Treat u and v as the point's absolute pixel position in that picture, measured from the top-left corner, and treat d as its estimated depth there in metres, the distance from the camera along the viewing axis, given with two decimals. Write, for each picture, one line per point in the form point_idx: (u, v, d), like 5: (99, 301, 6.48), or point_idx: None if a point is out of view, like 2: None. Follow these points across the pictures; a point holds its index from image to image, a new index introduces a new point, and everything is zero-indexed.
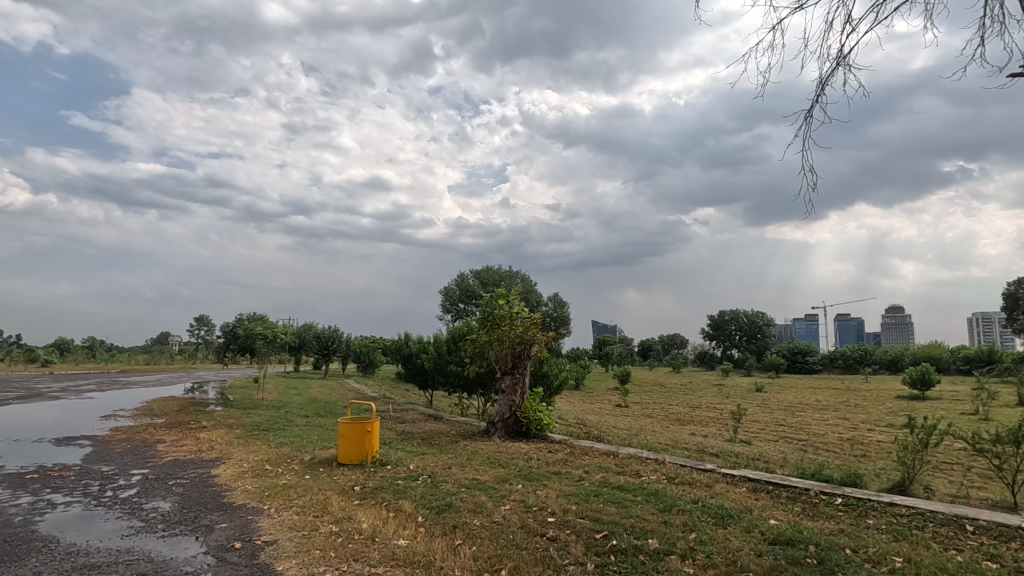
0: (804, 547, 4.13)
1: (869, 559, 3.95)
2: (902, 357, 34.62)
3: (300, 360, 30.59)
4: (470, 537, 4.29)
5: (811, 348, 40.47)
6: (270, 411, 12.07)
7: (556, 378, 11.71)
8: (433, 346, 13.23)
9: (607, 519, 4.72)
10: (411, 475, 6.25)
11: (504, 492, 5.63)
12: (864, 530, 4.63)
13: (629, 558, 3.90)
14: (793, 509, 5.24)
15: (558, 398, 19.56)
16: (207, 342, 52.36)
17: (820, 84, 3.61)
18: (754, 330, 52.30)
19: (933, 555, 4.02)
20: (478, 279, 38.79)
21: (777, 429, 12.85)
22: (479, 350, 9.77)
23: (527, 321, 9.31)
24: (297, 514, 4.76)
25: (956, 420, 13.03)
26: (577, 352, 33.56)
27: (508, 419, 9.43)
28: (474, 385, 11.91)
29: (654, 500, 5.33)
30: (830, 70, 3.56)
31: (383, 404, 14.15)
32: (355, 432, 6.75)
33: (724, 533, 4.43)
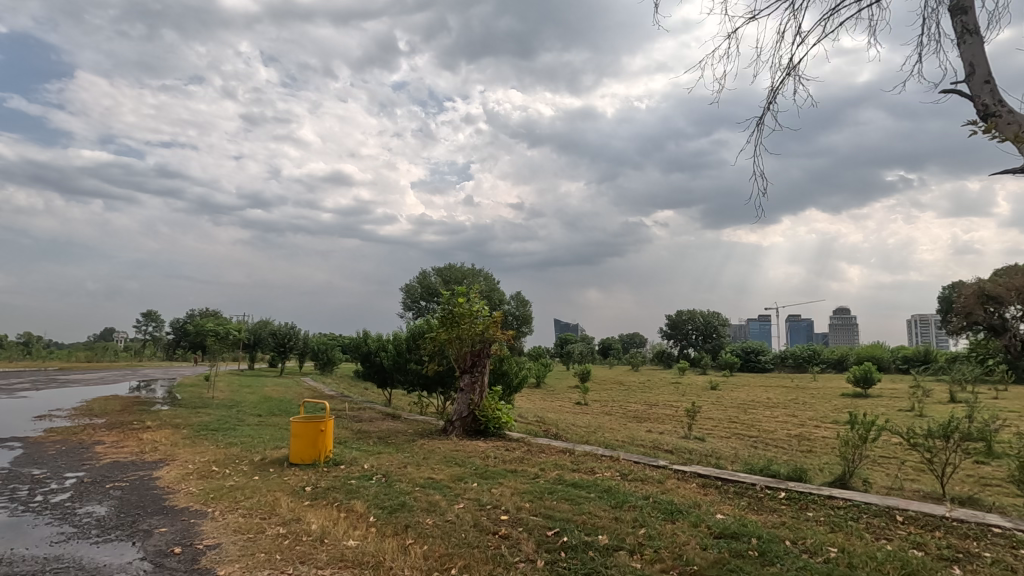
0: (746, 539, 4.27)
1: (806, 550, 4.13)
2: (848, 357, 36.24)
3: (256, 358, 29.64)
4: (422, 537, 4.26)
5: (763, 348, 41.94)
6: (220, 411, 11.67)
7: (515, 376, 11.73)
8: (391, 344, 13.08)
9: (559, 516, 4.78)
10: (364, 475, 6.15)
11: (458, 491, 5.60)
12: (804, 522, 4.84)
13: (578, 554, 3.96)
14: (739, 504, 5.42)
15: (518, 397, 19.55)
16: (155, 340, 50.36)
17: (772, 92, 3.79)
18: (709, 330, 53.90)
19: (865, 545, 4.23)
20: (441, 277, 38.56)
21: (729, 425, 13.29)
22: (438, 348, 9.72)
23: (487, 319, 9.29)
24: (243, 517, 4.62)
25: (894, 416, 13.76)
26: (539, 351, 33.58)
27: (467, 418, 9.40)
28: (434, 383, 11.83)
29: (606, 497, 5.43)
30: (781, 79, 3.76)
31: (339, 403, 13.89)
32: (308, 431, 6.61)
33: (672, 527, 4.55)
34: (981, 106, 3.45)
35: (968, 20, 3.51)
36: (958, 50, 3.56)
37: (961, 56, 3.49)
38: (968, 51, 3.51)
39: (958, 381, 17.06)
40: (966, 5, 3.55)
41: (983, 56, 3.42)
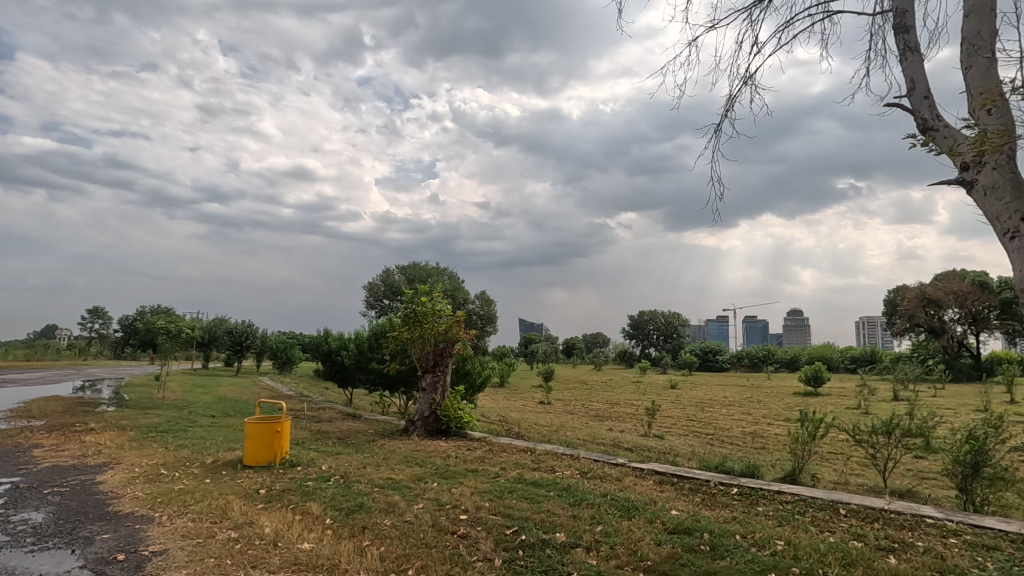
0: (699, 535, 4.40)
1: (755, 544, 4.27)
2: (800, 357, 37.70)
3: (210, 357, 28.62)
4: (379, 538, 4.22)
5: (721, 347, 43.19)
6: (171, 412, 11.25)
7: (478, 376, 11.70)
8: (353, 343, 12.87)
9: (518, 515, 4.81)
10: (322, 476, 6.04)
11: (418, 491, 5.56)
12: (754, 517, 5.02)
13: (536, 552, 4.00)
14: (693, 500, 5.57)
15: (481, 397, 19.53)
16: (101, 338, 48.09)
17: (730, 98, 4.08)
18: (670, 330, 55.10)
19: (809, 537, 4.42)
20: (404, 275, 38.25)
21: (688, 423, 13.63)
22: (400, 347, 9.63)
23: (450, 319, 9.25)
24: (192, 521, 4.48)
25: (841, 414, 14.40)
26: (504, 351, 33.57)
27: (428, 417, 9.34)
28: (396, 383, 11.71)
29: (566, 495, 5.50)
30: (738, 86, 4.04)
31: (299, 403, 13.59)
32: (264, 432, 6.44)
33: (628, 524, 4.64)
34: (920, 119, 3.75)
35: (909, 39, 3.85)
36: (900, 66, 3.87)
37: (902, 73, 3.81)
38: (908, 68, 3.81)
39: (900, 380, 17.91)
40: (906, 25, 3.86)
41: (921, 72, 3.74)
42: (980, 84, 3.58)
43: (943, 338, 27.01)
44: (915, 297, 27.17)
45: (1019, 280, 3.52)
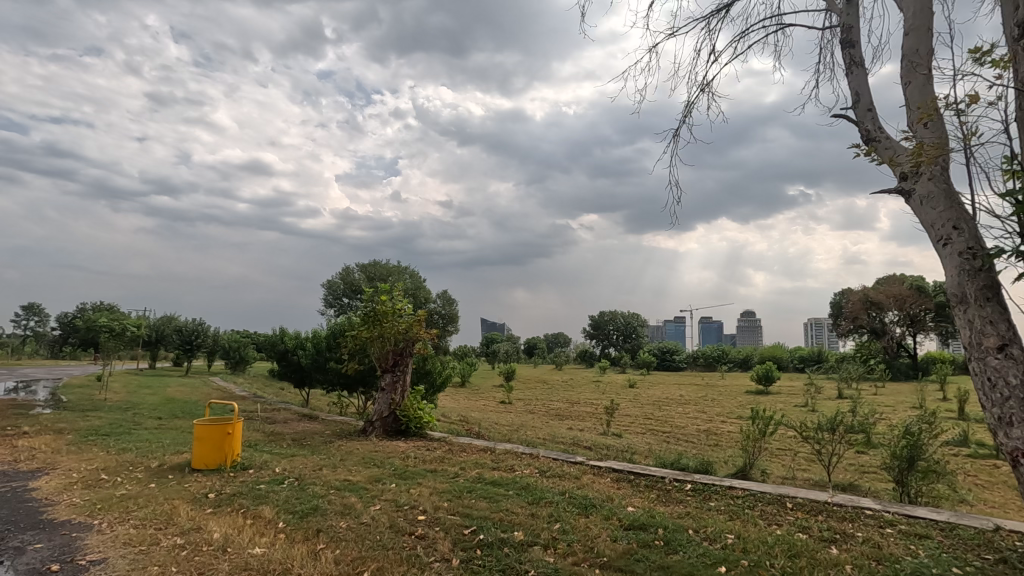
0: (654, 530, 4.50)
1: (707, 538, 4.41)
2: (752, 357, 39.02)
3: (157, 356, 27.39)
4: (334, 541, 4.14)
5: (678, 348, 44.28)
6: (113, 414, 10.71)
7: (439, 376, 11.62)
8: (310, 342, 12.57)
9: (476, 515, 4.80)
10: (275, 479, 5.87)
11: (376, 492, 5.49)
12: (706, 511, 5.17)
13: (494, 550, 4.01)
14: (649, 496, 5.70)
15: (442, 397, 19.44)
16: (37, 337, 45.43)
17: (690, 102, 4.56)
18: (629, 331, 56.12)
19: (758, 530, 4.58)
20: (365, 273, 37.64)
21: (645, 422, 13.92)
22: (359, 346, 9.46)
23: (410, 318, 9.15)
24: (134, 528, 4.28)
25: (789, 411, 14.98)
26: (465, 350, 33.46)
27: (387, 417, 9.21)
28: (354, 382, 11.52)
29: (525, 493, 5.53)
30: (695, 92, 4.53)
31: (251, 404, 13.18)
32: (213, 434, 6.21)
33: (586, 521, 4.71)
34: (863, 130, 4.07)
35: (855, 53, 4.19)
36: (846, 78, 4.19)
37: (849, 84, 4.13)
38: (853, 80, 4.13)
39: (844, 380, 18.75)
40: (852, 40, 4.20)
41: (866, 86, 4.07)
42: (918, 98, 3.86)
43: (884, 339, 28.43)
44: (859, 299, 28.80)
45: (950, 285, 3.91)
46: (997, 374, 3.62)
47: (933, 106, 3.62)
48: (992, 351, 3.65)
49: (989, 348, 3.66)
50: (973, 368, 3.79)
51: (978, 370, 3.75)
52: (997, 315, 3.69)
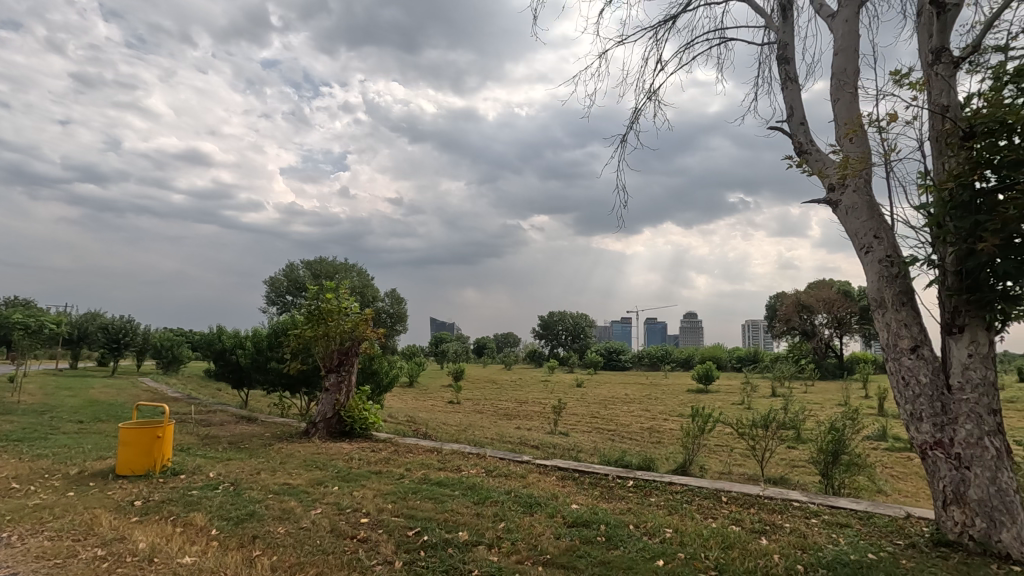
0: (596, 527, 4.59)
1: (646, 533, 4.54)
2: (694, 356, 40.49)
3: (79, 356, 25.56)
4: (271, 547, 4.00)
5: (623, 348, 45.42)
6: (28, 418, 9.94)
7: (385, 376, 11.43)
8: (249, 341, 12.08)
9: (421, 516, 4.76)
10: (209, 485, 5.61)
11: (316, 496, 5.34)
12: (647, 507, 5.33)
13: (438, 552, 3.98)
14: (593, 493, 5.81)
15: (389, 397, 19.11)
16: None
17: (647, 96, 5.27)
18: (578, 331, 57.06)
19: (695, 524, 4.76)
20: (310, 271, 36.54)
21: (591, 421, 14.18)
22: (302, 346, 9.18)
23: (357, 317, 8.95)
24: (48, 540, 3.98)
25: (727, 409, 15.63)
26: (413, 350, 33.05)
27: (331, 419, 8.98)
28: (297, 383, 11.16)
29: (470, 493, 5.52)
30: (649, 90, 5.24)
31: (184, 406, 12.53)
32: (141, 438, 5.87)
33: (530, 520, 4.75)
34: (797, 143, 4.32)
35: (790, 70, 4.46)
36: (781, 93, 4.43)
37: (783, 99, 4.38)
38: (788, 95, 4.38)
39: (777, 379, 19.73)
40: (787, 57, 4.46)
41: (799, 101, 4.32)
42: (844, 115, 4.13)
43: (813, 340, 30.11)
44: (792, 303, 30.46)
45: (871, 290, 4.20)
46: (910, 374, 3.92)
47: (857, 122, 3.89)
48: (905, 351, 3.96)
49: (904, 349, 3.96)
50: (890, 367, 4.09)
51: (894, 369, 4.05)
52: (911, 319, 3.99)
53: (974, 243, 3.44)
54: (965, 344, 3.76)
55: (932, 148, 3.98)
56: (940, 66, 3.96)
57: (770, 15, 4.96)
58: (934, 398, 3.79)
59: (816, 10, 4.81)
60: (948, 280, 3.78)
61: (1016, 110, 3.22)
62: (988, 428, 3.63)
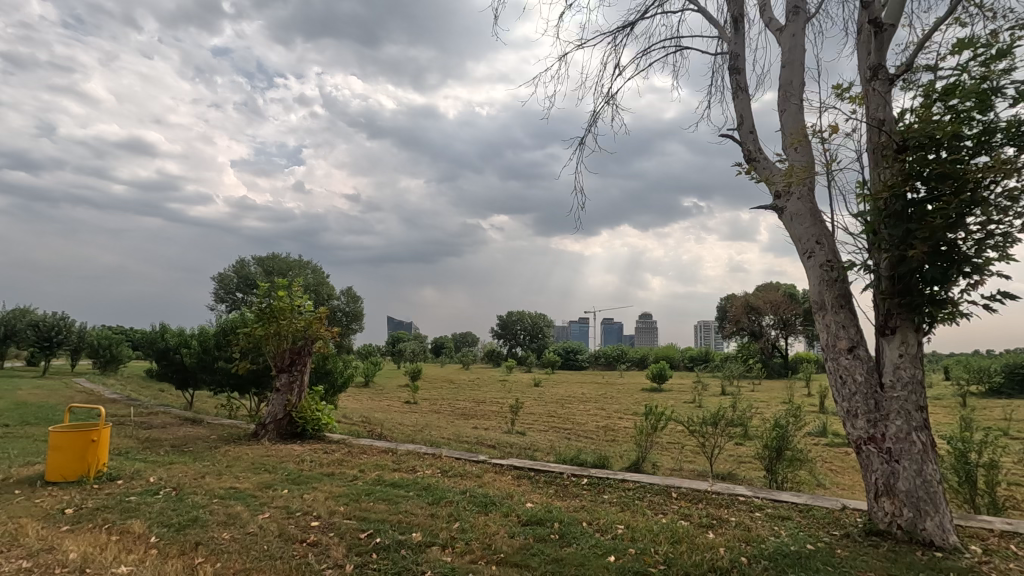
0: (550, 524, 4.64)
1: (598, 529, 4.62)
2: (648, 356, 41.43)
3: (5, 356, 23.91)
4: (215, 553, 3.86)
5: (581, 348, 46.09)
6: None
7: (340, 376, 11.19)
8: (195, 339, 11.59)
9: (374, 518, 4.69)
10: (149, 490, 5.35)
11: (265, 500, 5.18)
12: (600, 504, 5.42)
13: (390, 554, 3.94)
14: (548, 492, 5.87)
15: (343, 397, 18.72)
16: None
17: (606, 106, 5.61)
18: (536, 331, 57.43)
19: (646, 520, 4.88)
20: (261, 267, 35.39)
21: (548, 419, 14.34)
22: (252, 344, 8.87)
23: (310, 315, 8.72)
24: None
25: (679, 408, 16.08)
26: (369, 349, 32.48)
27: (281, 420, 8.73)
28: (246, 383, 10.80)
29: (425, 494, 5.47)
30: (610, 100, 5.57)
31: (122, 407, 11.91)
32: (75, 442, 5.55)
33: (484, 519, 4.75)
34: (746, 151, 4.49)
35: (741, 80, 4.63)
36: (732, 102, 4.58)
37: (734, 108, 4.54)
38: (738, 104, 4.55)
39: (727, 378, 20.40)
40: (738, 67, 4.62)
41: (748, 111, 4.49)
42: (790, 125, 4.32)
43: (761, 340, 31.20)
44: (741, 305, 31.66)
45: (812, 293, 4.41)
46: (847, 373, 4.13)
47: (802, 132, 4.08)
48: (843, 352, 4.17)
49: (841, 349, 4.18)
50: (829, 366, 4.30)
51: (833, 369, 4.26)
52: (849, 321, 4.21)
53: (905, 250, 3.66)
54: (897, 344, 4.00)
55: (869, 159, 4.20)
56: (877, 82, 4.19)
57: (723, 26, 5.14)
58: (868, 395, 4.01)
59: (766, 23, 5.00)
60: (882, 284, 4.01)
61: (944, 126, 3.45)
62: (915, 423, 3.87)
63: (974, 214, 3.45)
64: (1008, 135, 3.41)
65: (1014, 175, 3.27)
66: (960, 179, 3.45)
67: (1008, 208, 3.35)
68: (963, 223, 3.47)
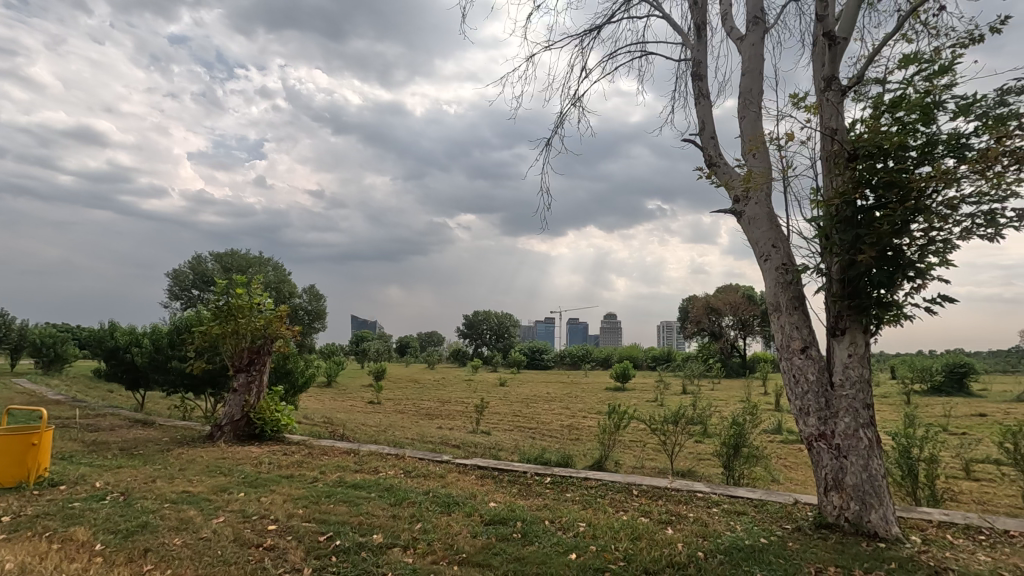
0: (513, 524, 4.66)
1: (560, 527, 4.66)
2: (612, 356, 42.05)
3: None
4: (166, 560, 3.72)
5: (546, 348, 46.40)
6: None
7: (301, 376, 10.95)
8: (147, 338, 11.14)
9: (334, 520, 4.61)
10: (95, 496, 5.12)
11: (220, 503, 5.02)
12: (562, 502, 5.47)
13: (350, 557, 3.87)
14: (511, 491, 5.88)
15: (304, 398, 18.32)
16: None
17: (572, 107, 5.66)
18: (502, 330, 57.49)
19: (607, 517, 4.95)
20: (219, 263, 34.29)
21: (513, 419, 14.39)
22: (208, 343, 8.59)
23: (269, 313, 8.49)
24: None
25: (641, 407, 16.38)
26: (332, 348, 31.89)
27: (239, 421, 8.48)
28: (201, 384, 10.45)
29: (386, 495, 5.40)
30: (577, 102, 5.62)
31: (66, 409, 11.34)
32: (14, 446, 5.26)
33: (447, 520, 4.73)
34: (707, 156, 4.61)
35: (703, 87, 4.74)
36: (695, 108, 4.70)
37: (697, 114, 4.65)
38: (700, 111, 4.66)
39: (688, 377, 20.86)
40: (700, 74, 4.74)
41: (709, 117, 4.61)
42: (749, 132, 4.46)
43: (720, 341, 31.89)
44: (702, 306, 32.48)
45: (768, 295, 4.55)
46: (800, 372, 4.29)
47: (760, 139, 4.22)
48: (797, 352, 4.33)
49: (795, 349, 4.34)
50: (783, 366, 4.46)
51: (787, 368, 4.41)
52: (802, 322, 4.37)
53: (854, 254, 3.82)
54: (846, 344, 4.18)
55: (822, 167, 4.38)
56: (830, 93, 4.37)
57: (687, 34, 5.25)
58: (819, 394, 4.18)
59: (727, 31, 5.13)
60: (833, 287, 4.18)
61: (890, 137, 3.63)
62: (863, 420, 4.04)
63: (918, 221, 3.63)
64: (948, 147, 3.60)
65: (953, 185, 3.45)
66: (905, 188, 3.63)
67: (948, 216, 3.54)
68: (908, 230, 3.65)
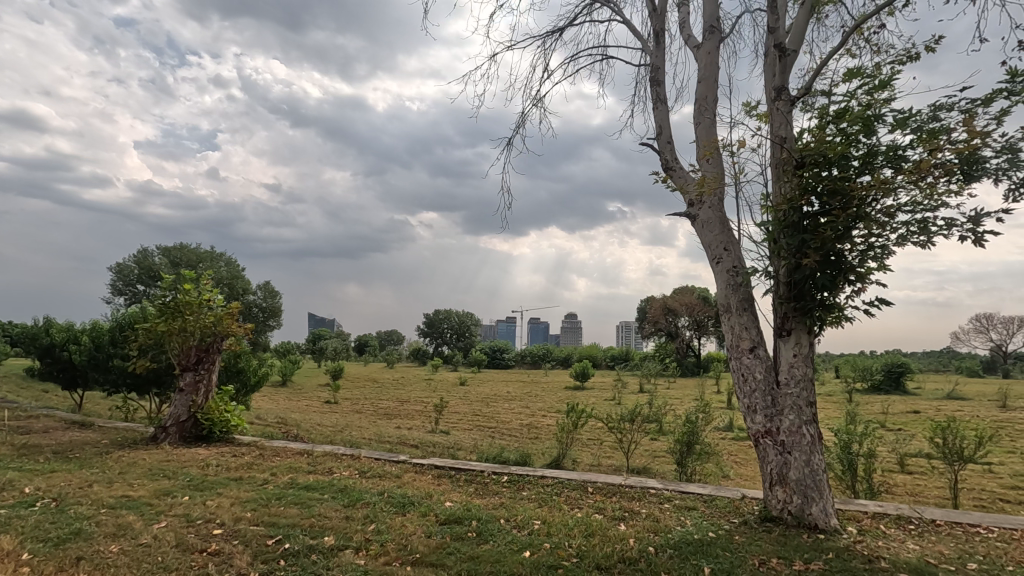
0: (468, 523, 4.65)
1: (515, 525, 4.69)
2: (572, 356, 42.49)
3: None
4: (100, 568, 3.54)
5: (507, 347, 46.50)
6: None
7: (253, 375, 10.60)
8: (86, 335, 10.57)
9: (284, 523, 4.48)
10: (25, 502, 4.82)
11: (162, 508, 4.82)
12: (519, 501, 5.50)
13: (299, 560, 3.78)
14: (468, 490, 5.87)
15: (257, 398, 17.74)
16: None
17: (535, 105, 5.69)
18: (464, 330, 57.24)
19: (562, 515, 5.00)
20: (167, 257, 32.83)
21: (472, 418, 14.34)
22: (153, 341, 8.20)
23: (219, 311, 8.18)
24: None
25: (599, 406, 16.60)
26: (287, 347, 31.01)
27: (185, 422, 8.14)
28: (145, 383, 9.98)
29: (340, 496, 5.30)
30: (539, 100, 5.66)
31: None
32: None
33: (401, 520, 4.68)
34: (664, 160, 4.71)
35: (660, 91, 4.85)
36: (652, 112, 4.80)
37: (654, 118, 4.75)
38: (658, 115, 4.76)
39: (645, 376, 21.27)
40: (658, 80, 4.84)
41: (666, 121, 4.71)
42: (703, 138, 4.58)
43: (676, 340, 32.76)
44: (659, 307, 33.21)
45: (719, 297, 4.69)
46: (748, 371, 4.44)
47: (714, 145, 4.34)
48: (746, 351, 4.48)
49: (744, 349, 4.49)
50: (733, 365, 4.59)
51: (736, 367, 4.56)
52: (751, 323, 4.53)
53: (800, 258, 3.98)
54: (792, 345, 4.35)
55: (771, 173, 4.54)
56: (780, 103, 4.54)
57: (646, 39, 5.35)
58: (766, 392, 4.34)
59: (685, 39, 5.26)
60: (780, 290, 4.35)
61: (835, 147, 3.80)
62: (806, 417, 4.22)
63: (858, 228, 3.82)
64: (886, 158, 3.80)
65: (890, 193, 3.65)
66: (847, 196, 3.81)
67: (886, 223, 3.73)
68: (849, 236, 3.83)
